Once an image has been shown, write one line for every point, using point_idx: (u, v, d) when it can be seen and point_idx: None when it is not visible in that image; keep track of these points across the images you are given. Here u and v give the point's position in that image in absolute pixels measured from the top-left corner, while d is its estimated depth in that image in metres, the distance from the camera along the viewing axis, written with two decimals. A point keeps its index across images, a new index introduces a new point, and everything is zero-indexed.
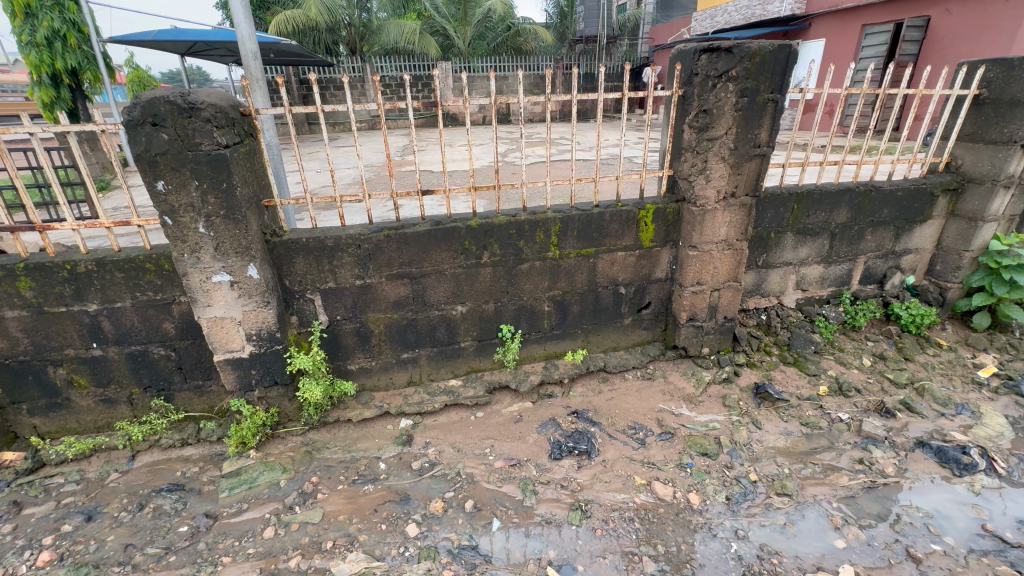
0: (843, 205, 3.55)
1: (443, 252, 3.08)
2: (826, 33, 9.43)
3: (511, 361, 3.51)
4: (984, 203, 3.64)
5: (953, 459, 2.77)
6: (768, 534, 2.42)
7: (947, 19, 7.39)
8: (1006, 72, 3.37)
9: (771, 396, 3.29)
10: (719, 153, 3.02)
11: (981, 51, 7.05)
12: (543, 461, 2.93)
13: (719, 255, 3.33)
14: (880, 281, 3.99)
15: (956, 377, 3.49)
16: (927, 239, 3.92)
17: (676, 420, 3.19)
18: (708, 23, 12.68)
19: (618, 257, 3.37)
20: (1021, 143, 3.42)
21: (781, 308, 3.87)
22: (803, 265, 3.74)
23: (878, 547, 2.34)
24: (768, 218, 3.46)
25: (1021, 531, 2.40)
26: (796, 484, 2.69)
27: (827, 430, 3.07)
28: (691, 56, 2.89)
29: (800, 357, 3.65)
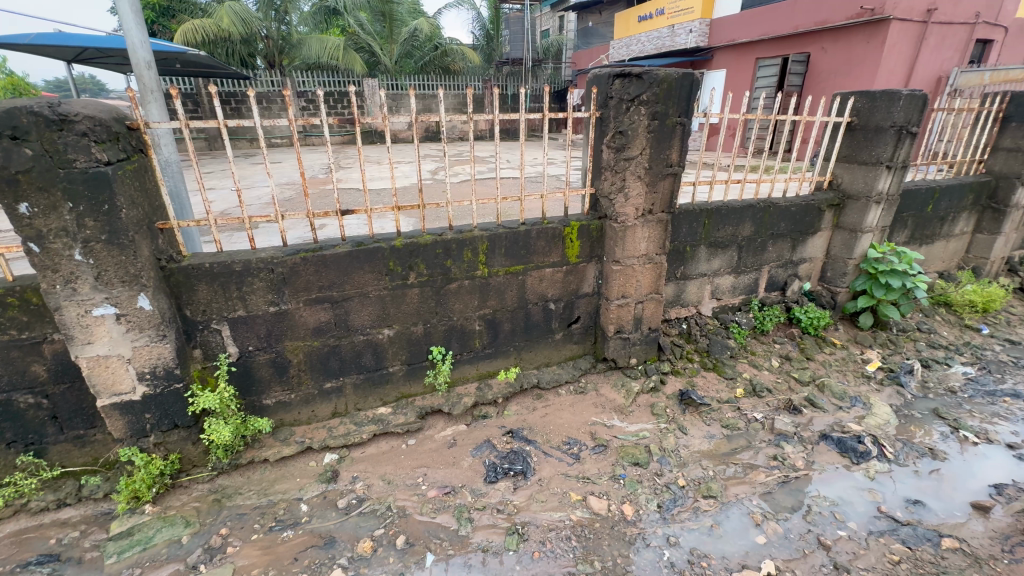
0: (746, 219, 3.86)
1: (367, 274, 2.95)
2: (726, 64, 10.39)
3: (443, 384, 3.41)
4: (861, 217, 4.10)
5: (851, 448, 3.04)
6: (696, 538, 2.50)
7: (823, 56, 8.44)
8: (869, 103, 3.85)
9: (695, 402, 3.46)
10: (636, 172, 3.17)
11: (851, 83, 8.10)
12: (478, 486, 2.84)
13: (641, 268, 3.47)
14: (782, 288, 4.37)
15: (850, 372, 3.88)
16: (818, 249, 4.35)
17: (608, 432, 3.24)
18: (625, 51, 13.48)
19: (546, 273, 3.41)
20: (886, 164, 3.91)
21: (699, 317, 4.10)
22: (716, 276, 4.00)
23: (793, 539, 2.49)
24: (683, 233, 3.67)
25: (908, 509, 2.66)
26: (719, 485, 2.82)
27: (745, 430, 3.27)
28: (606, 81, 3.04)
29: (718, 362, 3.88)
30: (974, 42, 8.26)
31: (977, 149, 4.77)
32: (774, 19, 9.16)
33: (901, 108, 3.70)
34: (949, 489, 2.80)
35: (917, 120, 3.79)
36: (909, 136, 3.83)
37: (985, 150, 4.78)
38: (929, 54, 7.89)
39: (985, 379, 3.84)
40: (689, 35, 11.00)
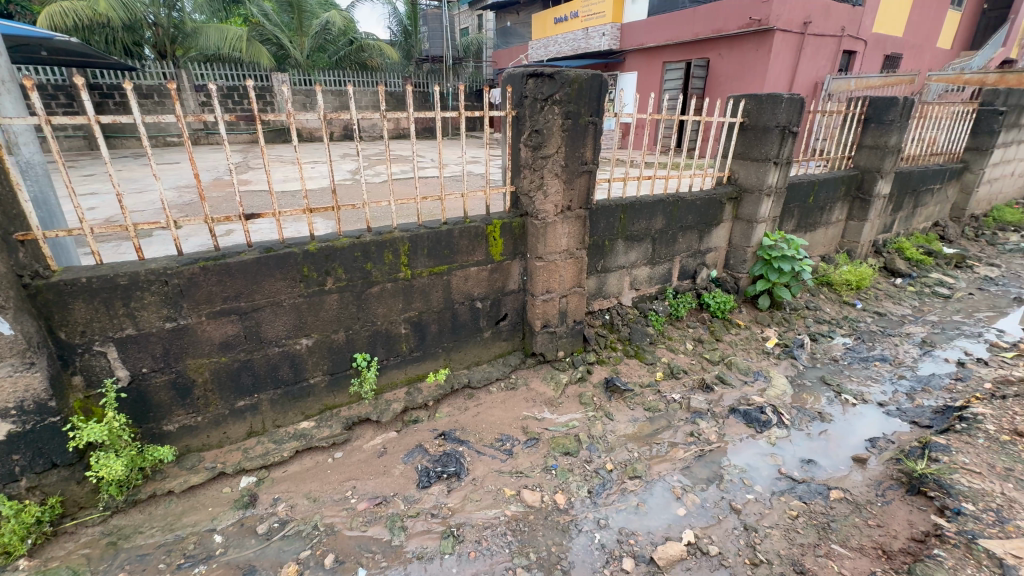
0: (658, 214, 4.12)
1: (278, 281, 2.76)
2: (637, 66, 10.94)
3: (369, 392, 3.29)
4: (755, 209, 4.52)
5: (755, 419, 3.35)
6: (624, 518, 2.62)
7: (720, 62, 9.19)
8: (757, 105, 4.24)
9: (619, 388, 3.63)
10: (553, 170, 3.25)
11: (745, 87, 8.90)
12: (410, 493, 2.78)
13: (563, 263, 3.57)
14: (693, 276, 4.70)
15: (753, 349, 4.27)
16: (721, 239, 4.73)
17: (540, 425, 3.31)
18: (543, 52, 13.73)
19: (470, 272, 3.41)
20: (774, 160, 4.33)
21: (620, 307, 4.31)
22: (634, 267, 4.22)
23: (709, 507, 2.70)
24: (601, 227, 3.84)
25: (803, 468, 2.99)
26: (644, 465, 2.99)
27: (665, 411, 3.48)
28: (520, 81, 3.09)
29: (639, 349, 4.10)
30: (841, 53, 9.42)
31: (846, 147, 5.44)
32: (677, 25, 9.80)
33: (784, 110, 4.11)
34: (835, 446, 3.18)
35: (797, 121, 4.24)
36: (791, 135, 4.27)
37: (852, 148, 5.46)
38: (806, 62, 8.87)
39: (860, 347, 4.41)
40: (601, 38, 11.35)
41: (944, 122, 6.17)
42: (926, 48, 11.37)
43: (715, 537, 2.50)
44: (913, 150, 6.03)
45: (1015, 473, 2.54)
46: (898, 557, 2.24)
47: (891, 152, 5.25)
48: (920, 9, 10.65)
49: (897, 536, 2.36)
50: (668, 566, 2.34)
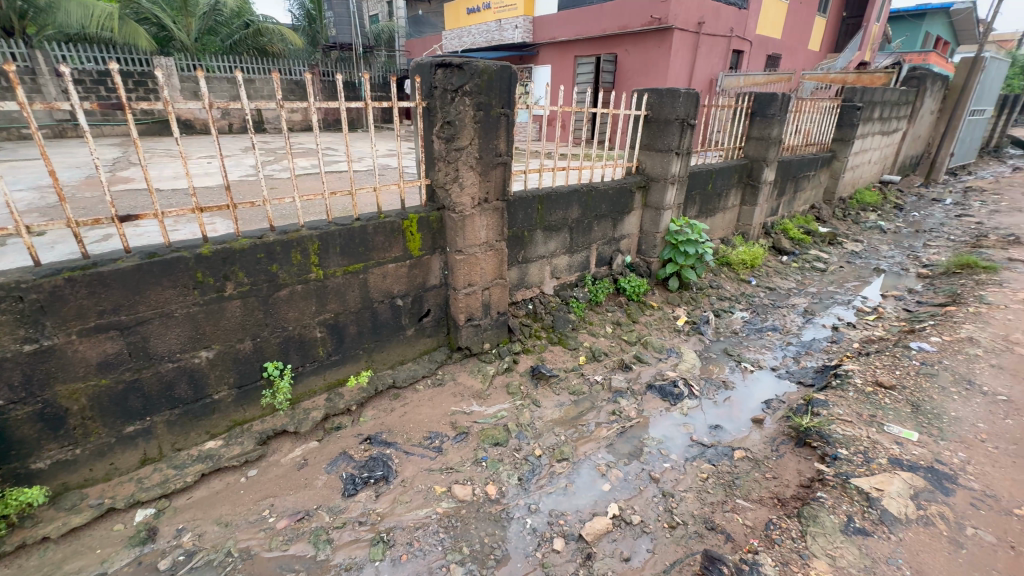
0: (573, 204, 4.25)
1: (167, 289, 2.48)
2: (549, 59, 11.08)
3: (284, 402, 3.08)
4: (662, 196, 4.81)
5: (669, 393, 3.60)
6: (553, 501, 2.70)
7: (627, 58, 9.62)
8: (658, 99, 4.51)
9: (545, 375, 3.72)
10: (467, 162, 3.23)
11: (649, 82, 9.41)
12: (335, 503, 2.65)
13: (483, 255, 3.58)
14: (609, 262, 4.91)
15: (666, 328, 4.57)
16: (633, 226, 4.98)
17: (468, 418, 3.31)
18: (457, 42, 13.52)
19: (388, 269, 3.29)
20: (676, 151, 4.63)
21: (543, 296, 4.41)
22: (554, 257, 4.33)
23: (631, 480, 2.86)
24: (520, 218, 3.90)
25: (711, 433, 3.26)
26: (570, 447, 3.10)
27: (589, 393, 3.63)
28: (428, 71, 3.02)
29: (563, 335, 4.23)
30: (731, 52, 10.28)
31: (737, 138, 5.96)
32: (585, 21, 10.09)
33: (682, 104, 4.41)
34: (737, 411, 3.51)
35: (694, 114, 4.56)
36: (689, 128, 4.60)
37: (743, 139, 6.00)
38: (702, 60, 9.57)
39: (755, 320, 4.89)
40: (515, 30, 11.44)
41: (815, 116, 6.97)
42: (800, 50, 12.75)
43: (638, 507, 2.65)
44: (792, 142, 6.76)
45: (877, 418, 2.96)
46: (790, 503, 2.50)
47: (774, 143, 5.84)
48: (794, 14, 11.89)
49: (789, 485, 2.65)
50: (595, 540, 2.45)
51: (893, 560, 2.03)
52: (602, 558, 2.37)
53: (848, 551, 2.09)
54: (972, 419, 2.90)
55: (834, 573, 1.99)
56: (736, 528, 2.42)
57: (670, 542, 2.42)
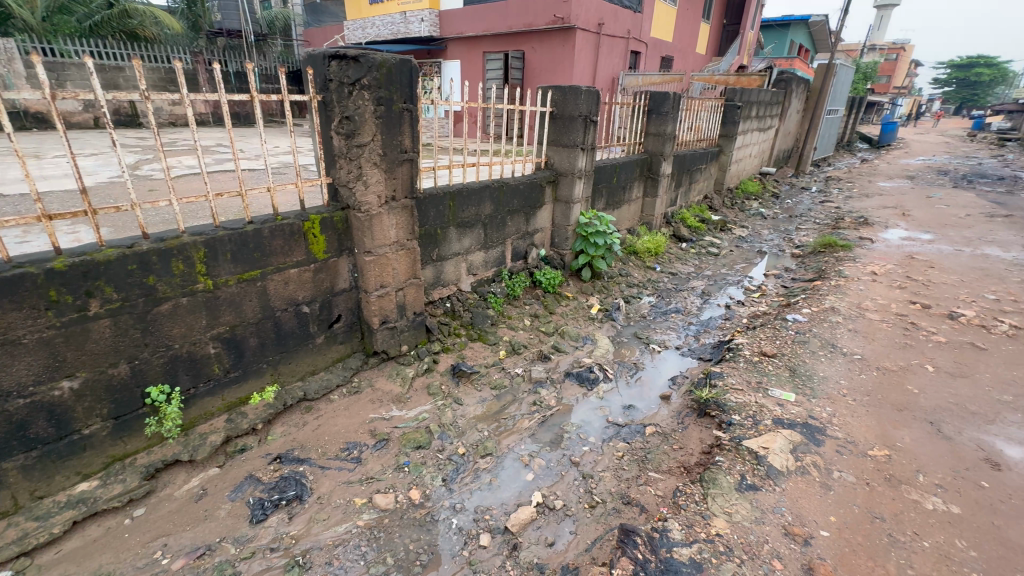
0: (485, 199, 4.27)
1: (9, 313, 2.13)
2: (457, 54, 10.93)
3: (175, 429, 2.77)
4: (570, 190, 4.98)
5: (586, 378, 3.76)
6: (478, 498, 2.71)
7: (534, 55, 9.80)
8: (562, 95, 4.65)
9: (466, 373, 3.71)
10: (371, 159, 3.10)
11: (556, 79, 9.68)
12: (242, 532, 2.44)
13: (395, 256, 3.47)
14: (524, 256, 4.99)
15: (581, 317, 4.76)
16: (546, 220, 5.11)
17: (388, 424, 3.20)
18: (361, 33, 12.91)
19: (290, 275, 3.07)
20: (581, 146, 4.81)
21: (460, 293, 4.38)
22: (469, 254, 4.32)
23: (553, 466, 2.94)
24: (431, 216, 3.84)
25: (624, 413, 3.46)
26: (494, 441, 3.12)
27: (510, 386, 3.68)
28: (321, 62, 2.86)
29: (482, 331, 4.24)
30: (629, 52, 10.90)
31: (637, 134, 6.34)
32: (491, 17, 10.11)
33: (584, 101, 4.59)
34: (648, 390, 3.75)
35: (595, 111, 4.76)
36: (592, 124, 4.80)
37: (642, 135, 6.39)
38: (603, 59, 10.04)
39: (661, 303, 5.26)
40: (421, 23, 11.01)
41: (703, 114, 7.62)
42: (689, 53, 13.83)
43: (560, 492, 2.75)
44: (684, 137, 7.34)
45: (763, 384, 3.32)
46: (694, 469, 2.73)
47: (669, 138, 6.31)
48: (683, 19, 12.87)
49: (693, 453, 2.89)
50: (521, 530, 2.49)
51: (777, 509, 2.29)
52: (528, 546, 2.41)
53: (742, 506, 2.32)
54: (835, 377, 3.37)
55: (731, 527, 2.20)
56: (649, 499, 2.59)
57: (592, 521, 2.53)
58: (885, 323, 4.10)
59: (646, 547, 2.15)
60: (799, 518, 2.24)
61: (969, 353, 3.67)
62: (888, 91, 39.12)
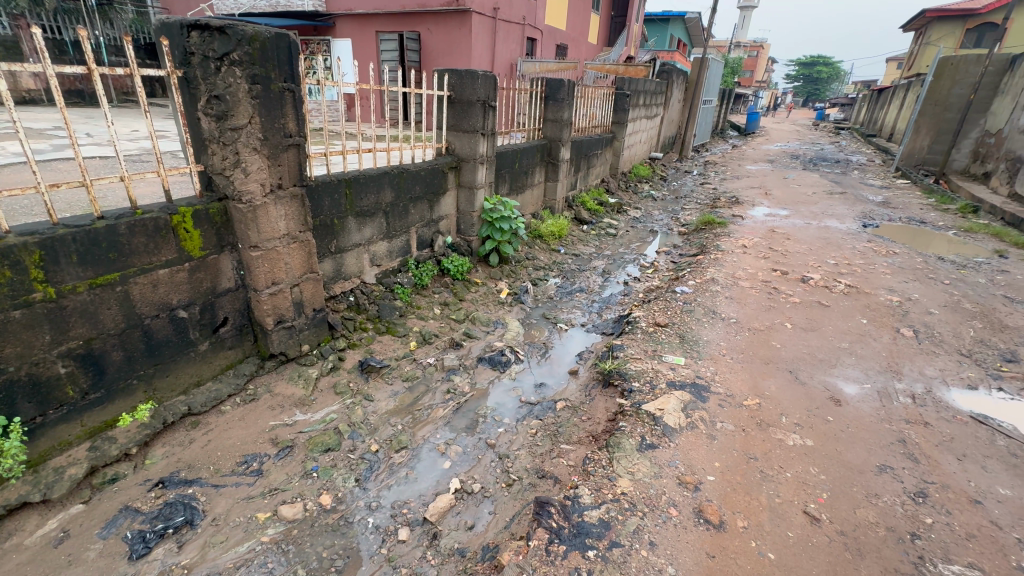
0: (385, 186, 4.09)
1: None
2: (347, 33, 10.17)
3: (21, 467, 2.32)
4: (473, 175, 4.95)
5: (498, 362, 3.83)
6: (395, 493, 2.65)
7: (430, 37, 9.51)
8: (459, 79, 4.58)
9: (375, 367, 3.57)
10: (249, 144, 2.81)
11: (454, 62, 9.49)
12: (119, 572, 2.14)
13: (286, 249, 3.20)
14: (430, 244, 4.90)
15: (491, 302, 4.81)
16: (450, 207, 5.04)
17: (291, 430, 2.98)
18: (232, 3, 11.50)
19: (159, 276, 2.71)
20: (481, 132, 4.78)
21: (364, 286, 4.19)
22: (371, 244, 4.14)
23: (470, 451, 2.97)
24: (326, 206, 3.61)
25: (536, 392, 3.58)
26: (409, 434, 3.07)
27: (423, 377, 3.62)
28: (178, 32, 2.51)
29: (390, 324, 4.10)
30: (526, 39, 11.04)
31: (536, 120, 6.46)
32: None
33: (481, 85, 4.57)
34: (557, 367, 3.92)
35: (493, 96, 4.77)
36: (491, 110, 4.79)
37: (540, 121, 6.53)
38: (500, 45, 10.07)
39: (566, 284, 5.49)
40: None
41: (596, 102, 7.98)
42: (581, 42, 14.34)
43: (477, 475, 2.78)
44: (580, 124, 7.64)
45: (657, 352, 3.64)
46: (601, 436, 2.92)
47: (566, 125, 6.53)
48: (575, 8, 13.30)
49: (600, 422, 3.08)
50: (440, 519, 2.49)
51: (672, 462, 2.54)
52: (447, 533, 2.42)
53: (643, 464, 2.53)
54: (716, 339, 3.78)
55: (634, 486, 2.39)
56: (561, 470, 2.72)
57: (509, 499, 2.60)
58: (754, 289, 4.68)
59: (560, 515, 2.26)
60: (690, 468, 2.51)
61: (817, 310, 4.32)
62: (751, 84, 44.09)
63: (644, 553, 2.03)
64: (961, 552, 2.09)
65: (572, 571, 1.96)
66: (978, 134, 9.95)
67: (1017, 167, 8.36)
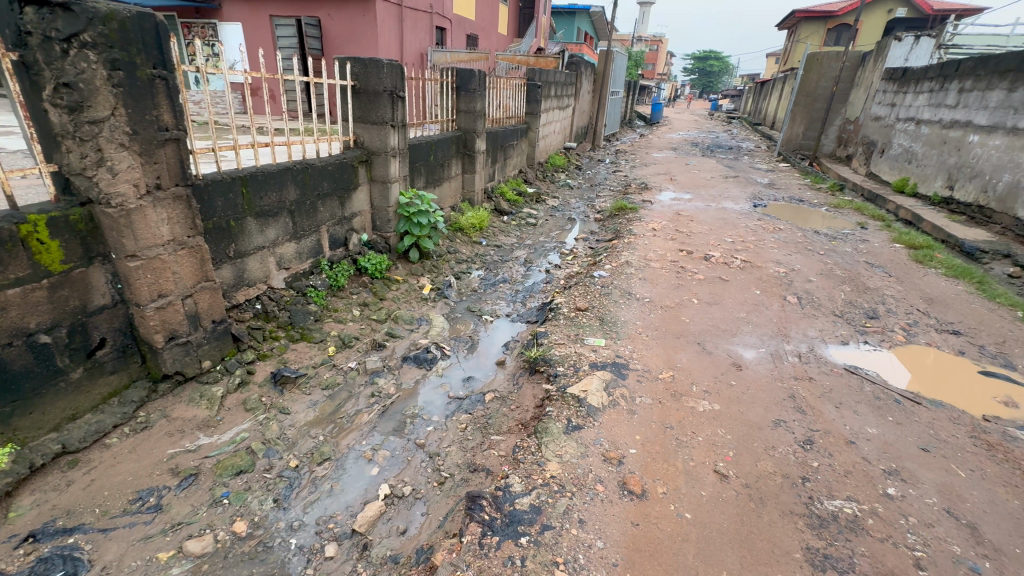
0: (287, 183, 3.81)
1: None
2: (236, 16, 9.29)
3: None
4: (386, 169, 4.76)
5: (424, 359, 3.75)
6: (320, 508, 2.50)
7: (331, 23, 8.96)
8: (362, 68, 4.37)
9: (290, 378, 3.33)
10: (114, 139, 2.47)
11: (359, 51, 9.04)
12: None
13: (173, 257, 2.87)
14: (344, 243, 4.65)
15: (414, 299, 4.68)
16: (363, 203, 4.81)
17: (195, 456, 2.70)
18: None
19: (9, 297, 2.32)
20: (391, 123, 4.60)
21: (272, 291, 3.89)
22: (276, 246, 3.84)
23: (398, 454, 2.88)
24: (219, 207, 3.29)
25: (464, 387, 3.55)
26: (332, 444, 2.91)
27: (344, 383, 3.44)
28: (7, 8, 2.14)
29: (304, 330, 3.84)
30: (435, 28, 10.79)
31: (449, 111, 6.35)
32: None
33: (387, 75, 4.39)
34: (484, 359, 3.91)
35: (401, 86, 4.60)
36: (400, 100, 4.62)
37: (453, 112, 6.43)
38: (408, 34, 9.75)
39: (489, 276, 5.50)
40: None
41: (509, 92, 8.02)
42: (492, 33, 14.30)
43: (408, 478, 2.71)
44: (494, 115, 7.63)
45: (580, 335, 3.76)
46: (529, 423, 2.96)
47: (479, 115, 6.49)
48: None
49: (528, 409, 3.13)
50: (370, 528, 2.39)
51: (597, 440, 2.65)
52: (379, 542, 2.33)
53: (570, 445, 2.61)
54: (633, 319, 3.99)
55: (562, 468, 2.46)
56: (493, 461, 2.72)
57: (442, 498, 2.56)
58: (664, 270, 5.00)
59: (491, 506, 2.26)
60: (614, 443, 2.62)
61: (719, 284, 4.70)
62: (654, 77, 46.85)
63: (574, 531, 2.10)
64: (841, 488, 2.40)
65: (505, 561, 1.97)
66: (840, 122, 11.39)
67: (871, 150, 9.68)
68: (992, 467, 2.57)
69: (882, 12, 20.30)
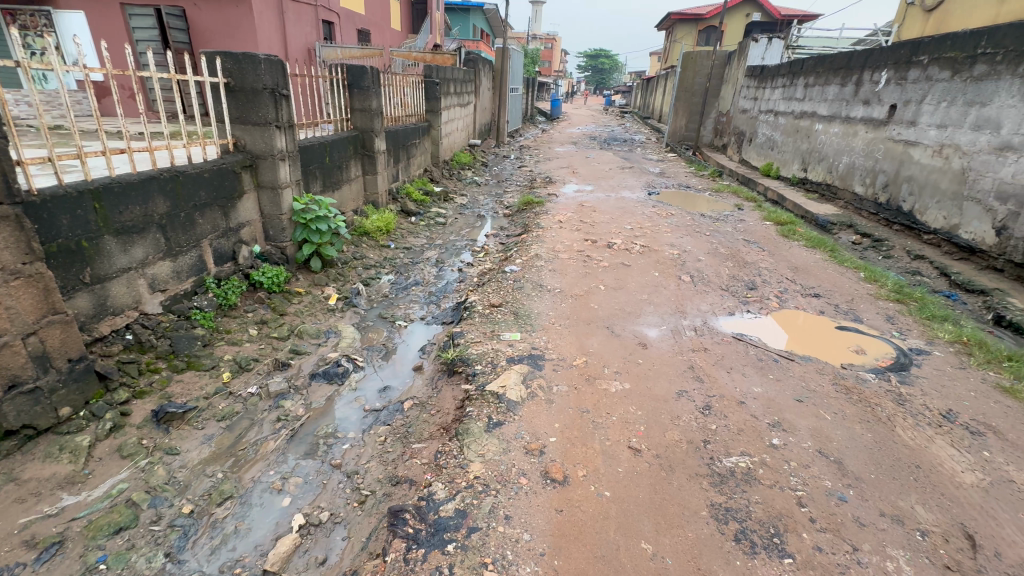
0: (153, 194, 3.36)
1: None
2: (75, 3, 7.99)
3: None
4: (274, 173, 4.39)
5: (334, 374, 3.53)
6: (224, 553, 2.25)
7: (199, 15, 8.05)
8: (236, 65, 3.98)
9: (177, 414, 2.95)
10: None
11: (236, 46, 8.24)
12: None
13: (4, 289, 2.40)
14: (232, 257, 4.22)
15: (319, 311, 4.38)
16: (251, 211, 4.40)
17: (58, 521, 2.29)
18: None
19: None
20: (275, 124, 4.25)
21: (146, 318, 3.41)
22: (146, 266, 3.38)
23: (312, 480, 2.68)
24: (64, 226, 2.81)
25: (381, 397, 3.39)
26: (233, 480, 2.64)
27: (244, 411, 3.13)
28: None
29: (191, 358, 3.42)
30: (321, 22, 10.15)
31: (343, 110, 6.02)
32: None
33: (265, 72, 4.04)
34: (400, 366, 3.77)
35: (283, 84, 4.26)
36: (284, 99, 4.28)
37: (347, 111, 6.10)
38: (291, 28, 9.06)
39: (400, 280, 5.31)
40: None
41: (406, 90, 7.80)
42: (384, 28, 13.78)
43: (325, 503, 2.53)
44: (392, 113, 7.39)
45: (496, 331, 3.78)
46: (451, 426, 2.91)
47: (376, 113, 6.22)
48: None
49: (449, 412, 3.07)
50: (284, 565, 2.20)
51: (518, 434, 2.68)
52: None
53: (492, 443, 2.61)
54: (546, 310, 4.10)
55: (486, 466, 2.45)
56: (416, 470, 2.64)
57: (364, 517, 2.43)
58: (571, 260, 5.19)
59: (416, 519, 2.20)
60: (534, 435, 2.67)
61: (622, 270, 4.99)
62: (551, 74, 48.47)
63: (500, 529, 2.10)
64: (736, 445, 2.66)
65: (432, 571, 1.92)
66: (715, 115, 12.62)
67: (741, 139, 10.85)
68: (850, 407, 3.00)
69: (741, 16, 22.80)
